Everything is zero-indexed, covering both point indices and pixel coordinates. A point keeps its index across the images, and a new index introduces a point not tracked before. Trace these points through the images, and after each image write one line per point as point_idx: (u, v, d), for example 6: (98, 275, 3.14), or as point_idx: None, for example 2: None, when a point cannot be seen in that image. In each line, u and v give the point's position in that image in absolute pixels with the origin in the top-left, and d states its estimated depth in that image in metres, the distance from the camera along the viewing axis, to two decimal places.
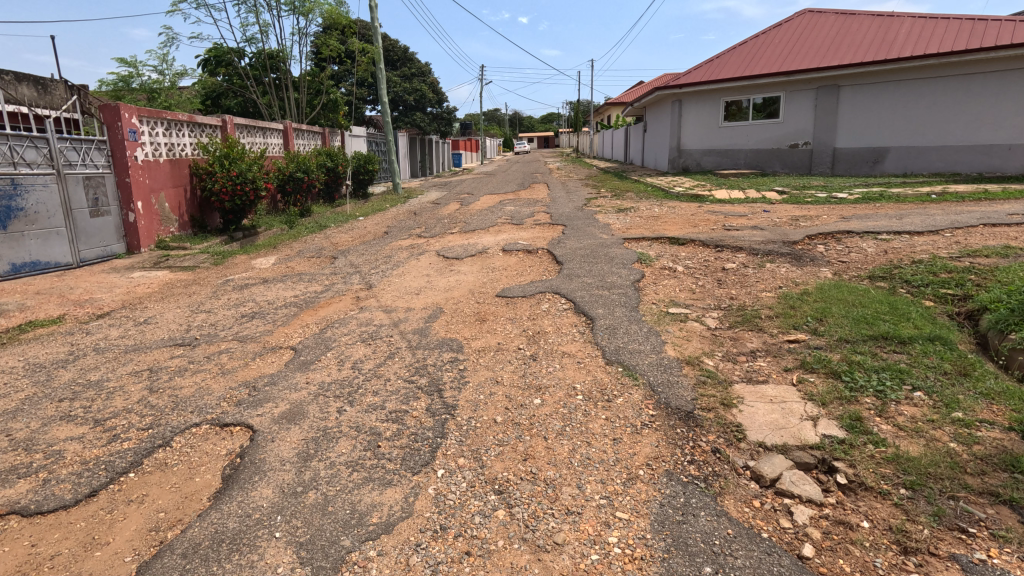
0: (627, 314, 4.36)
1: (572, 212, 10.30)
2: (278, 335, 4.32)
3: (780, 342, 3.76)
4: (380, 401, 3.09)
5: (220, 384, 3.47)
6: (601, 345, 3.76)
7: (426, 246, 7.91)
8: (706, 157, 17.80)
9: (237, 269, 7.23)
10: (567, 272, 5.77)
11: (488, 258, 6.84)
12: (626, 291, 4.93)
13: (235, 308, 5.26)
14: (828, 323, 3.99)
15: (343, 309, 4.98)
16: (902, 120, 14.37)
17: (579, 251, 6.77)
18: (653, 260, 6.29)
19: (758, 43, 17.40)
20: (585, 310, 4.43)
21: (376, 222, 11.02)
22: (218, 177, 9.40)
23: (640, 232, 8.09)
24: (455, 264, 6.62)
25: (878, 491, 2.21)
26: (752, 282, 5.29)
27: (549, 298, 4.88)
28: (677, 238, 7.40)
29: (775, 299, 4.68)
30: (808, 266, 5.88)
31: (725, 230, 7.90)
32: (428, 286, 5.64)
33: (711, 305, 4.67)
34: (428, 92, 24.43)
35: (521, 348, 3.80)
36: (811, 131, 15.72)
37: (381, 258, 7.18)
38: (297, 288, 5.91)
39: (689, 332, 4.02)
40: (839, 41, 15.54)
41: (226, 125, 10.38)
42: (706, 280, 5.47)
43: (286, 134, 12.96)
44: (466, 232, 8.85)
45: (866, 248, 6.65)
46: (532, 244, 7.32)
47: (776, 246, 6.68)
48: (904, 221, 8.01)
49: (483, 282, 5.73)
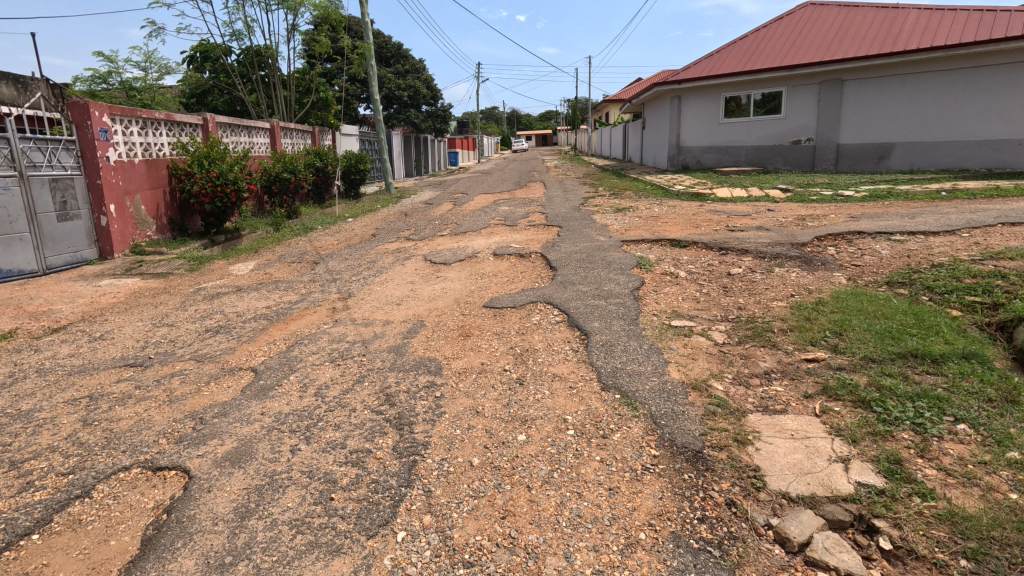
0: (626, 328, 3.95)
1: (569, 212, 9.88)
2: (239, 354, 3.90)
3: (797, 362, 3.35)
4: (341, 438, 2.69)
5: (164, 415, 3.05)
6: (597, 366, 3.35)
7: (414, 250, 7.49)
8: (707, 155, 17.37)
9: (212, 277, 6.82)
10: (560, 279, 5.36)
11: (478, 262, 6.42)
12: (624, 301, 4.52)
13: (200, 321, 4.85)
14: (848, 339, 3.58)
15: (315, 322, 4.57)
16: (909, 115, 13.95)
17: (574, 255, 6.36)
18: (653, 265, 5.88)
19: (758, 37, 16.97)
20: (579, 324, 4.03)
21: (365, 224, 10.61)
22: (197, 178, 8.98)
23: (639, 233, 7.67)
24: (442, 270, 6.20)
25: (933, 563, 1.81)
26: (761, 289, 4.88)
27: (540, 310, 4.46)
28: (678, 240, 6.98)
29: (787, 309, 4.28)
30: (820, 271, 5.47)
31: (729, 231, 7.48)
32: (411, 295, 5.23)
33: (718, 317, 4.26)
34: (424, 89, 23.95)
35: (507, 370, 3.39)
36: (814, 127, 15.30)
37: (365, 264, 6.76)
38: (271, 298, 5.49)
39: (694, 350, 3.61)
40: (843, 34, 15.11)
41: (208, 123, 9.97)
42: (711, 287, 5.06)
43: (273, 133, 12.52)
44: (456, 234, 8.42)
45: (880, 249, 6.25)
46: (525, 248, 6.90)
47: (784, 249, 6.28)
48: (917, 220, 7.60)
49: (471, 291, 5.31)
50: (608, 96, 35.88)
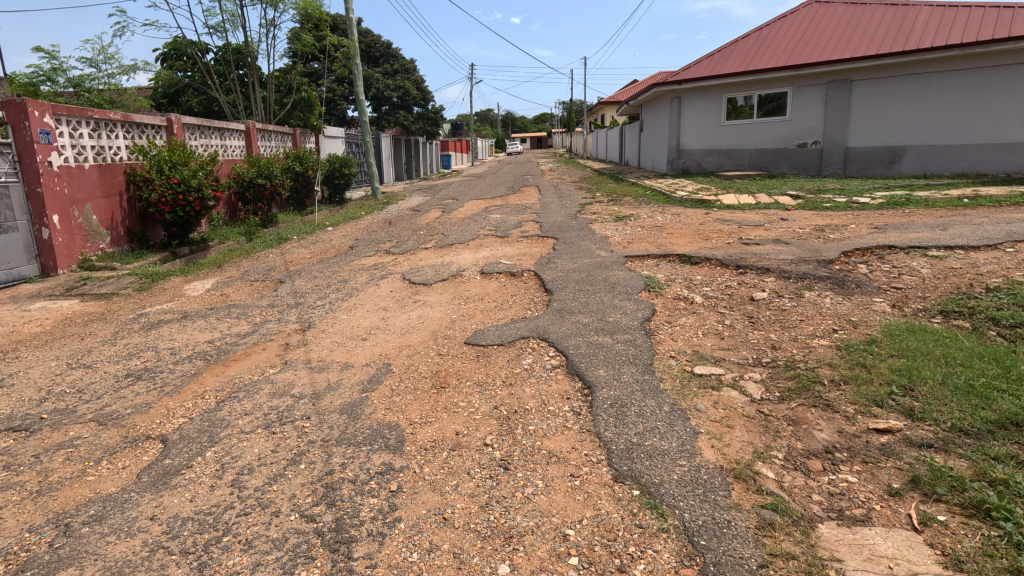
0: (640, 379, 3.17)
1: (565, 222, 9.13)
2: (152, 415, 3.08)
3: (865, 434, 2.57)
4: (249, 569, 1.90)
5: (20, 519, 2.23)
6: (606, 441, 2.56)
7: (392, 266, 6.68)
8: (707, 158, 16.65)
9: (161, 298, 6.00)
10: (557, 307, 4.59)
11: (463, 283, 5.64)
12: (634, 339, 3.76)
13: (124, 361, 4.02)
14: (923, 398, 2.81)
15: (260, 365, 3.78)
16: (920, 117, 13.30)
17: (572, 273, 5.61)
18: (664, 287, 5.13)
19: (761, 36, 16.30)
20: (581, 374, 3.26)
21: (344, 234, 9.81)
22: (156, 185, 8.15)
23: (643, 246, 6.92)
24: (421, 292, 5.42)
25: None
26: (795, 321, 4.11)
27: (534, 350, 3.68)
28: (689, 255, 6.23)
29: (832, 349, 3.50)
30: (857, 296, 4.71)
31: (743, 245, 6.73)
32: (381, 327, 4.44)
33: (750, 361, 3.48)
34: (414, 90, 23.07)
35: (488, 446, 2.60)
36: (821, 129, 14.62)
37: (334, 284, 5.96)
38: (218, 329, 4.69)
39: (728, 414, 2.83)
40: (850, 32, 14.43)
41: (172, 124, 9.16)
42: (735, 318, 4.29)
43: (249, 136, 11.70)
44: (442, 247, 7.63)
45: (918, 267, 5.50)
46: (517, 265, 6.12)
47: (810, 267, 5.54)
48: (950, 232, 6.88)
49: (452, 321, 4.54)
50: (603, 98, 35.19)
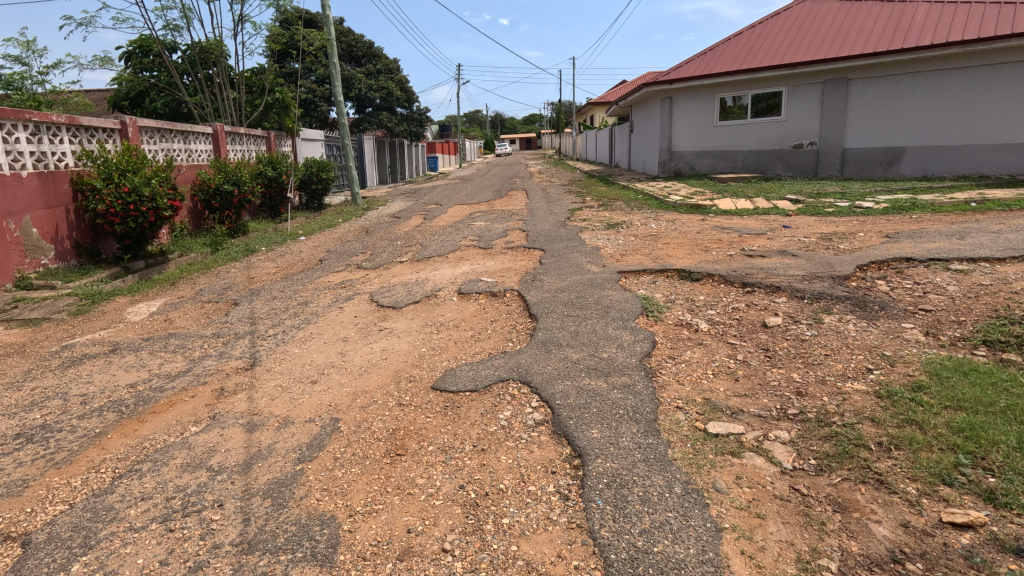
0: (643, 444, 2.56)
1: (553, 230, 8.52)
2: (24, 500, 2.41)
3: (939, 531, 1.99)
4: None
5: None
6: (603, 547, 1.96)
7: (361, 284, 6.02)
8: (700, 160, 16.13)
9: (97, 325, 5.30)
10: (542, 338, 3.97)
11: (438, 306, 5.02)
12: (633, 384, 3.15)
13: (21, 414, 3.33)
14: (1002, 473, 2.22)
15: (183, 420, 3.11)
16: (919, 117, 12.86)
17: (561, 294, 4.99)
18: (663, 311, 4.54)
19: (754, 35, 15.83)
20: (571, 438, 2.64)
21: (316, 244, 9.15)
22: (104, 194, 7.39)
23: (638, 260, 6.33)
24: (389, 318, 4.78)
25: None
26: (819, 356, 3.53)
27: (514, 400, 3.08)
28: (689, 271, 5.65)
29: (872, 398, 2.90)
30: (882, 321, 4.15)
31: (746, 257, 6.17)
32: (337, 366, 3.80)
33: (772, 413, 2.89)
34: (397, 91, 22.30)
35: (447, 554, 1.98)
36: (817, 130, 14.13)
37: (293, 306, 5.29)
38: (147, 367, 4.01)
39: (756, 496, 2.23)
40: (847, 29, 13.96)
41: (127, 126, 8.46)
42: (748, 352, 3.70)
43: (217, 139, 11.00)
44: (418, 261, 6.99)
45: (944, 284, 4.95)
46: (498, 284, 5.50)
47: (824, 285, 4.98)
48: (968, 242, 6.36)
49: (421, 356, 3.92)
50: (592, 99, 34.69)
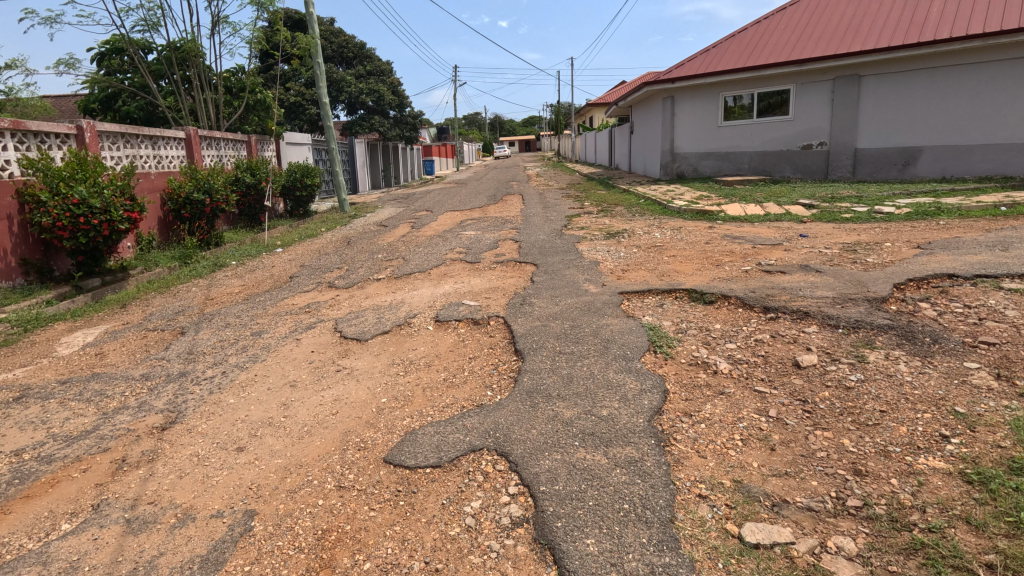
0: (655, 567, 1.85)
1: (548, 241, 7.84)
2: None
3: None
4: None
5: None
6: None
7: (328, 308, 5.32)
8: (703, 162, 15.39)
9: (16, 360, 4.58)
10: (528, 384, 3.27)
11: (411, 337, 4.32)
12: (639, 461, 2.44)
13: None
14: None
15: (55, 513, 2.40)
16: (936, 115, 12.15)
17: (553, 323, 4.29)
18: (674, 345, 3.83)
19: (759, 30, 15.13)
20: (556, 556, 1.94)
21: (291, 258, 8.46)
22: (49, 207, 6.65)
23: (641, 276, 5.65)
24: (351, 354, 4.06)
25: None
26: (876, 413, 2.80)
27: (485, 485, 2.37)
28: (700, 292, 4.96)
29: (961, 487, 2.18)
30: (940, 359, 3.43)
31: (764, 273, 5.48)
32: (274, 424, 3.08)
33: (827, 505, 2.17)
34: (389, 93, 21.53)
35: None
36: (828, 129, 13.40)
37: (246, 337, 4.59)
38: (45, 424, 3.28)
39: None
40: (858, 23, 13.27)
41: (84, 132, 7.79)
42: (782, 405, 2.97)
43: (190, 144, 10.32)
44: (397, 278, 6.29)
45: (1002, 307, 4.23)
46: (482, 308, 4.80)
47: (861, 309, 4.27)
48: (1014, 254, 5.63)
49: (380, 409, 3.21)
50: (591, 100, 34.00)
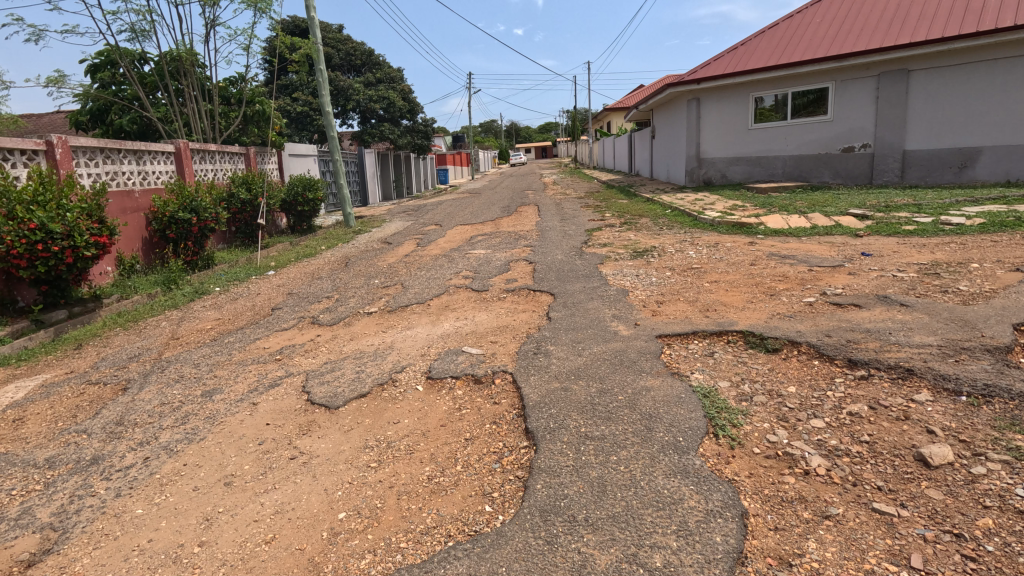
0: None
1: (566, 262, 6.88)
2: None
3: None
4: None
5: None
6: None
7: (303, 354, 4.43)
8: (733, 168, 14.30)
9: None
10: (541, 497, 2.29)
11: (395, 402, 3.40)
12: None
13: None
14: None
15: None
16: (997, 112, 10.93)
17: (574, 384, 3.32)
18: (740, 424, 2.82)
19: (791, 25, 14.03)
20: None
21: (281, 283, 7.64)
22: (2, 232, 5.76)
23: (681, 310, 4.66)
24: (315, 429, 3.15)
25: None
26: None
27: None
28: (759, 335, 3.95)
29: None
30: None
31: (833, 307, 4.46)
32: (179, 564, 2.17)
33: None
34: (400, 101, 20.81)
35: None
36: (872, 130, 12.20)
37: (192, 399, 3.71)
38: None
39: None
40: (904, 13, 12.08)
41: (55, 147, 7.06)
42: (925, 546, 1.97)
43: (180, 158, 9.60)
44: (390, 312, 5.39)
45: None
46: (486, 358, 3.86)
47: (986, 366, 3.20)
48: None
49: (331, 532, 2.28)
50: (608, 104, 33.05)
